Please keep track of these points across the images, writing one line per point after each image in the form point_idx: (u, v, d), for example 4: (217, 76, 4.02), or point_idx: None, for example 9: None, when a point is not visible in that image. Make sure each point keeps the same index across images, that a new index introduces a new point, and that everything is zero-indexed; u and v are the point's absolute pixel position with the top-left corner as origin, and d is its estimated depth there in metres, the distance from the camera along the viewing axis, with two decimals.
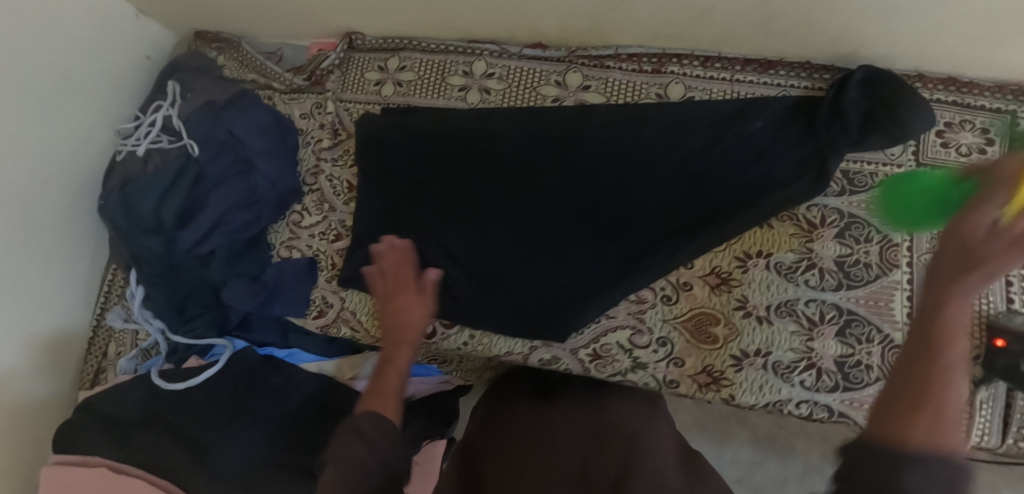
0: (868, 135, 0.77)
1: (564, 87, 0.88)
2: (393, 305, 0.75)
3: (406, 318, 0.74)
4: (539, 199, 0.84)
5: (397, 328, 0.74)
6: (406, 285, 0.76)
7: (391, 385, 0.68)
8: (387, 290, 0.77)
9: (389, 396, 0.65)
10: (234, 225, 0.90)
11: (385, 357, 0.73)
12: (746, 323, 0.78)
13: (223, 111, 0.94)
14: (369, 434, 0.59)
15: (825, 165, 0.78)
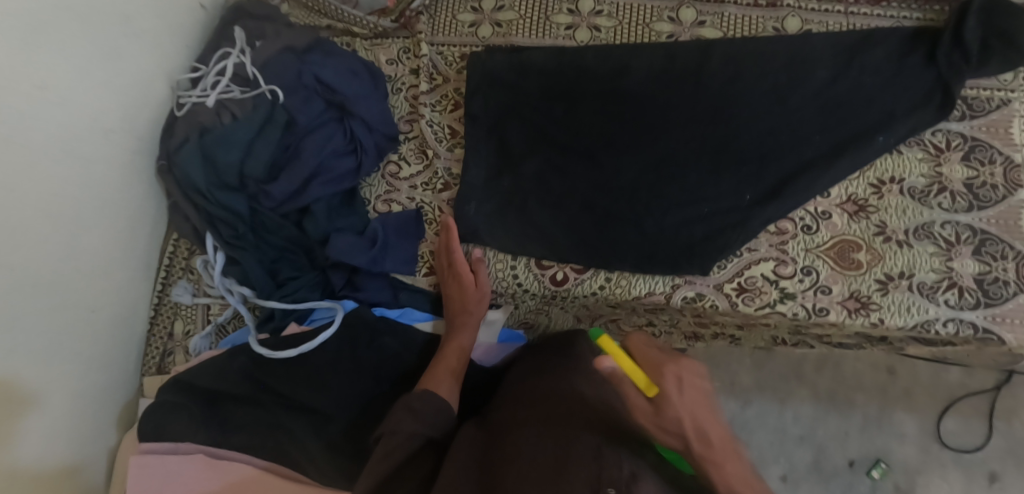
0: (985, 62, 0.79)
1: (678, 22, 0.86)
2: (448, 288, 0.82)
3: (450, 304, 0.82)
4: (668, 135, 0.82)
5: (448, 309, 0.82)
6: (454, 271, 0.81)
7: (447, 359, 0.78)
8: (446, 272, 0.82)
9: (447, 369, 0.76)
10: (335, 173, 0.84)
11: (444, 338, 0.82)
12: (888, 248, 0.78)
13: (309, 56, 0.88)
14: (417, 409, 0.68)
15: (949, 88, 0.79)
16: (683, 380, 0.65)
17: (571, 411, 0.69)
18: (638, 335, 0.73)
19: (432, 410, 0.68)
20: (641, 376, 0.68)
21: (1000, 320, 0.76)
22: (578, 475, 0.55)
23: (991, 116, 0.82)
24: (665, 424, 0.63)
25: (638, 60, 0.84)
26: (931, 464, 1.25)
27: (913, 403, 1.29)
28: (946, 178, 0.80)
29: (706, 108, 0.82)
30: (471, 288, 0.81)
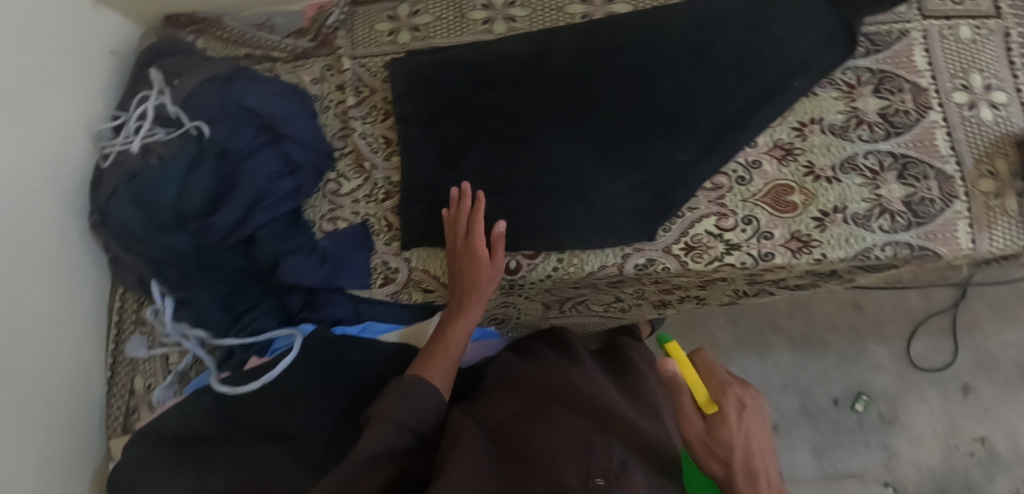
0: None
1: (589, 3, 0.89)
2: (460, 262, 0.79)
3: (459, 281, 0.79)
4: (596, 112, 0.84)
5: (457, 285, 0.79)
6: (470, 242, 0.77)
7: (449, 344, 0.76)
8: (460, 244, 0.79)
9: (447, 357, 0.75)
10: (277, 197, 0.82)
11: (447, 317, 0.80)
12: (819, 186, 0.81)
13: (231, 85, 0.86)
14: (416, 397, 0.67)
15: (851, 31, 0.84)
16: (747, 406, 0.62)
17: (563, 408, 0.75)
18: (704, 352, 0.68)
19: (430, 401, 0.69)
20: (703, 392, 0.63)
21: (933, 236, 0.80)
22: (572, 467, 0.63)
23: (894, 47, 0.86)
24: (716, 449, 0.60)
25: (558, 46, 0.86)
26: (907, 388, 1.35)
27: (883, 332, 1.38)
28: (861, 111, 0.84)
29: (631, 80, 0.84)
30: (485, 263, 0.77)
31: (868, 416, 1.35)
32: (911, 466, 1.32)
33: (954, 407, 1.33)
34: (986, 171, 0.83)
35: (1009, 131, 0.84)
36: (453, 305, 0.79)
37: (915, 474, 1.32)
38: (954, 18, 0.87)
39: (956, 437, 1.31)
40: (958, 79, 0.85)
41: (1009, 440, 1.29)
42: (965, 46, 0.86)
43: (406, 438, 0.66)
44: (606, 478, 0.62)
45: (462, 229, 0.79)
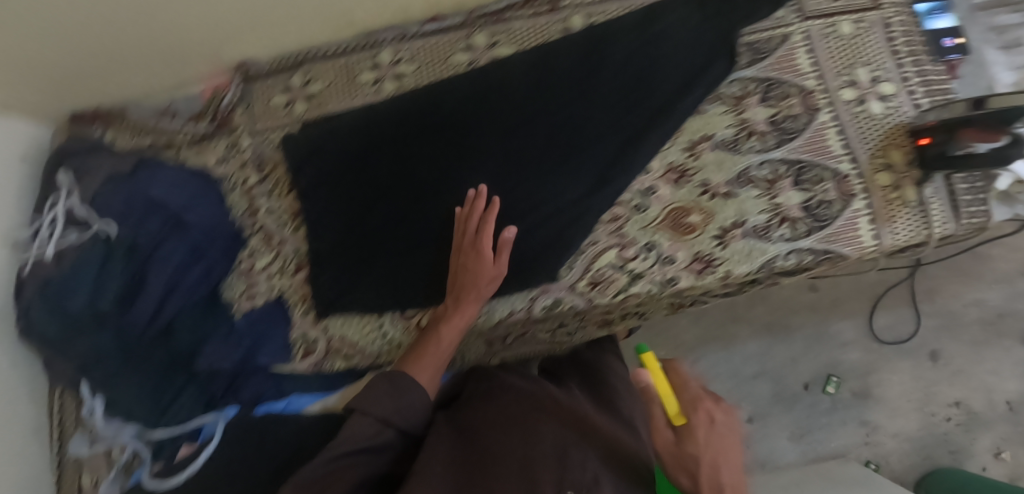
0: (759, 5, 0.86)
1: (473, 50, 0.90)
2: (465, 260, 0.80)
3: (463, 279, 0.79)
4: (490, 156, 0.85)
5: (457, 284, 0.80)
6: (479, 240, 0.78)
7: (442, 343, 0.78)
8: (466, 243, 0.80)
9: (438, 356, 0.77)
10: (187, 285, 0.84)
11: (442, 313, 0.81)
12: (715, 203, 0.82)
13: (131, 178, 0.85)
14: (403, 397, 0.70)
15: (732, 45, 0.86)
16: (718, 424, 0.52)
17: (545, 416, 0.72)
18: (678, 367, 0.57)
19: (414, 400, 0.71)
20: (673, 402, 0.54)
21: (833, 238, 0.81)
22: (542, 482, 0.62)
23: (777, 53, 0.87)
24: (685, 465, 0.51)
25: (448, 98, 0.87)
26: (877, 362, 1.33)
27: (845, 308, 1.35)
28: (750, 122, 0.84)
29: (522, 122, 0.86)
30: (489, 265, 0.78)
31: (841, 395, 1.33)
32: (892, 438, 1.31)
33: (925, 374, 1.32)
34: (882, 164, 0.84)
35: (900, 121, 0.85)
36: (450, 302, 0.80)
37: (896, 444, 1.31)
38: (834, 15, 0.88)
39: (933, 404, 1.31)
40: (843, 76, 0.86)
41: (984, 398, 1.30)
42: (848, 42, 0.87)
43: (388, 435, 0.69)
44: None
45: (471, 228, 0.80)
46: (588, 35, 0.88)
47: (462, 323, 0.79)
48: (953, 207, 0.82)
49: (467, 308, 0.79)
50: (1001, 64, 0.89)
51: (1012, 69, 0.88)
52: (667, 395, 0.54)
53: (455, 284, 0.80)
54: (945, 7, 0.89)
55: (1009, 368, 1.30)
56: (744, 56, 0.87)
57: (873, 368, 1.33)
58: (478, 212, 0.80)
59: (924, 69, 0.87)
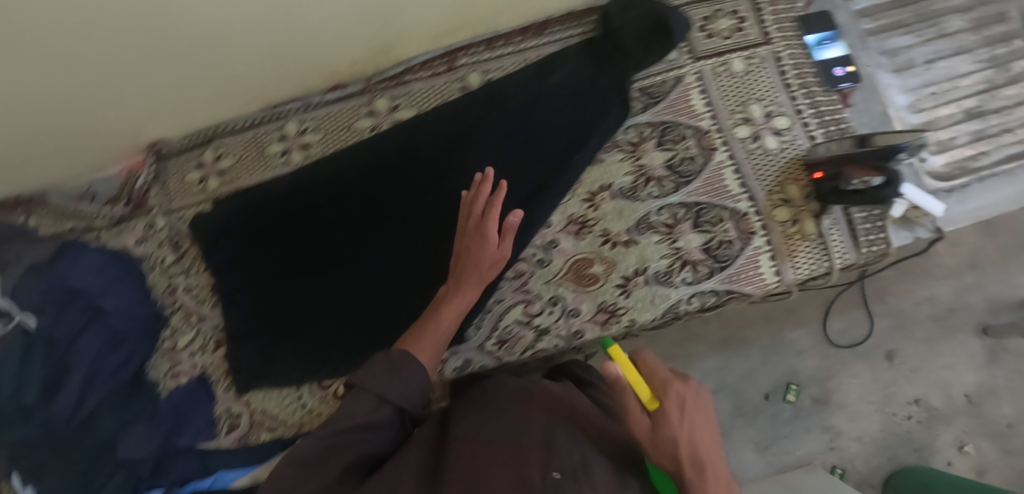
0: (647, 52, 0.86)
1: (375, 115, 0.91)
2: (469, 242, 0.78)
3: (467, 259, 0.78)
4: (397, 219, 0.87)
5: (460, 265, 0.79)
6: (483, 224, 0.78)
7: (443, 322, 0.75)
8: (473, 220, 0.79)
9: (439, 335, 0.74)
10: (108, 370, 0.84)
11: (444, 295, 0.78)
12: (617, 252, 0.83)
13: (47, 268, 0.83)
14: (402, 374, 0.64)
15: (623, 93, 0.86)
16: (689, 404, 0.52)
17: (539, 407, 0.62)
18: (646, 355, 0.56)
19: (410, 387, 0.65)
20: (646, 388, 0.53)
21: (736, 278, 0.82)
22: (522, 466, 0.50)
23: (671, 96, 0.88)
24: (661, 446, 0.50)
25: (352, 166, 0.89)
26: (835, 367, 1.18)
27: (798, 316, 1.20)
28: (647, 169, 0.86)
29: (426, 183, 0.87)
30: (492, 248, 0.77)
31: (801, 402, 1.17)
32: (855, 442, 1.15)
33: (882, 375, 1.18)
34: (780, 200, 0.84)
35: (796, 154, 0.86)
36: (451, 284, 0.78)
37: (860, 448, 1.15)
38: (725, 54, 0.90)
39: (892, 404, 1.16)
40: (738, 114, 0.87)
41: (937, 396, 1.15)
42: (740, 79, 0.89)
43: (387, 414, 0.62)
44: (563, 472, 0.50)
45: (478, 206, 0.79)
46: (485, 92, 0.89)
47: (464, 302, 0.76)
48: (853, 236, 0.83)
49: (465, 288, 0.77)
50: (895, 88, 0.90)
51: (906, 91, 0.90)
52: (638, 383, 0.53)
53: (457, 265, 0.79)
54: (834, 36, 0.91)
55: (966, 360, 1.17)
56: (638, 102, 0.88)
57: (832, 371, 1.18)
58: (483, 195, 0.79)
59: (816, 100, 0.88)
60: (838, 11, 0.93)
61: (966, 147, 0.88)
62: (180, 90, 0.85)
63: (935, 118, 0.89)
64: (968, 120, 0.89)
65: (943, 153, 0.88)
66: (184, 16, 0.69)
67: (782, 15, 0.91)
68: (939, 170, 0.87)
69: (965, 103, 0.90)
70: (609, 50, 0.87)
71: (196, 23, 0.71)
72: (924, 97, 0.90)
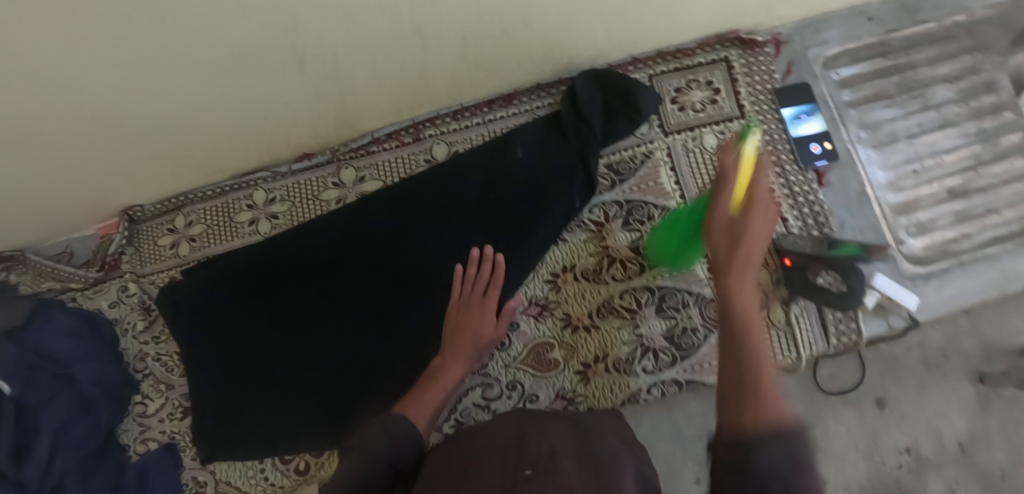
0: (615, 124, 0.86)
1: (342, 186, 0.91)
2: (468, 316, 0.80)
3: (466, 331, 0.79)
4: (356, 296, 0.85)
5: (456, 337, 0.79)
6: (486, 304, 0.81)
7: (435, 387, 0.74)
8: (472, 296, 0.81)
9: (432, 397, 0.73)
10: (73, 444, 0.84)
11: (437, 366, 0.78)
12: (577, 337, 0.82)
13: (22, 333, 0.86)
14: (391, 429, 0.57)
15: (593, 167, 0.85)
16: (767, 228, 0.49)
17: (518, 423, 0.55)
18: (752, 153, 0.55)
19: (411, 444, 0.58)
20: (746, 191, 0.52)
21: (697, 368, 0.80)
22: (494, 474, 0.42)
23: (640, 173, 0.86)
24: (739, 240, 0.48)
25: (314, 241, 0.88)
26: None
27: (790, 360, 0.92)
28: (612, 249, 0.84)
29: (386, 259, 0.86)
30: (491, 328, 0.80)
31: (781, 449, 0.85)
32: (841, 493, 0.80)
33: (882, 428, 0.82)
34: None
35: None
36: (445, 355, 0.78)
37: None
38: (697, 128, 0.87)
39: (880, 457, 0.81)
40: (707, 193, 0.85)
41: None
42: (711, 155, 0.86)
43: (382, 467, 0.54)
44: (535, 467, 0.42)
45: (477, 281, 0.82)
46: (448, 166, 0.88)
47: (459, 372, 0.76)
48: (822, 326, 0.81)
49: (461, 357, 0.78)
50: (875, 164, 0.87)
51: (886, 168, 0.87)
52: (739, 182, 0.52)
53: (453, 336, 0.79)
54: (813, 109, 0.87)
55: (958, 406, 0.82)
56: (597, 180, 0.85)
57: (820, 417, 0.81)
58: (484, 271, 0.82)
59: (789, 179, 0.85)
60: (817, 83, 0.89)
61: (947, 229, 0.85)
62: (141, 166, 0.85)
63: (916, 197, 0.86)
64: (950, 200, 0.85)
65: (924, 235, 0.85)
66: (136, 103, 0.70)
67: (759, 87, 0.88)
68: (918, 254, 0.84)
69: (949, 181, 0.86)
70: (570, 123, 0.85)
71: (150, 110, 0.72)
72: (906, 175, 0.87)
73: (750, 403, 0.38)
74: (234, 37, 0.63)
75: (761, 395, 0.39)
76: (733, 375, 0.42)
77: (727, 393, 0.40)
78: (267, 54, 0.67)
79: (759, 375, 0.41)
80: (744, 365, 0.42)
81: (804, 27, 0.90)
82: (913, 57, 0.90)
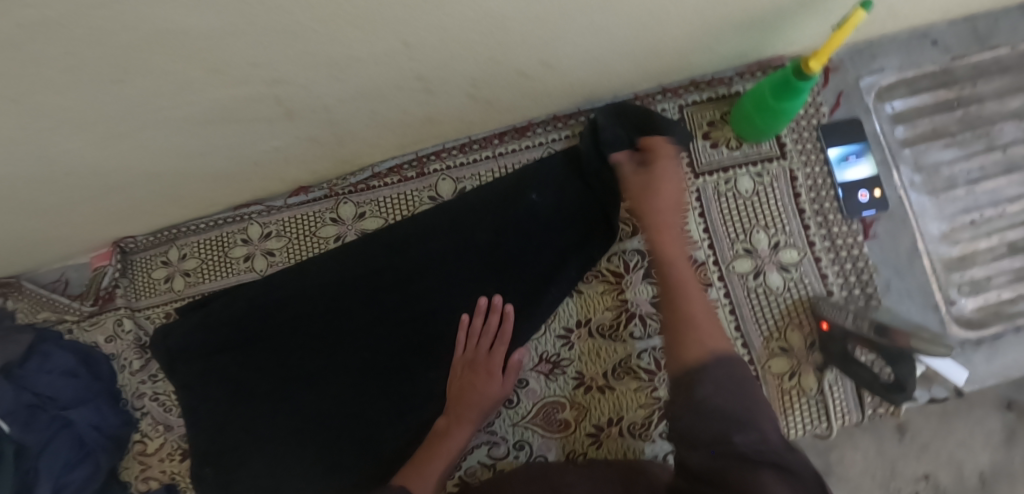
0: None
1: (340, 223, 0.85)
2: (474, 375, 0.75)
3: (472, 388, 0.74)
4: (357, 345, 0.81)
5: (461, 398, 0.74)
6: (492, 362, 0.75)
7: (438, 453, 0.71)
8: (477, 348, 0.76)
9: (437, 463, 0.70)
10: (75, 485, 0.83)
11: (441, 428, 0.74)
12: (591, 397, 0.77)
13: (19, 371, 0.83)
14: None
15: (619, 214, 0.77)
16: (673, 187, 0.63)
17: None
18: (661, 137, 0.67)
19: None
20: (830, 47, 0.57)
21: None
22: None
23: None
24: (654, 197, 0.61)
25: (311, 286, 0.82)
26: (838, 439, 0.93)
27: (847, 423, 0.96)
28: (632, 303, 0.78)
29: (391, 309, 0.80)
30: (497, 387, 0.75)
31: None
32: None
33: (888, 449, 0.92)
34: (778, 348, 0.75)
35: (804, 295, 0.76)
36: (450, 417, 0.74)
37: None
38: (731, 168, 0.79)
39: (896, 485, 0.90)
40: (739, 243, 0.77)
41: (945, 477, 0.90)
42: (744, 201, 0.78)
43: None
44: None
45: (481, 334, 0.76)
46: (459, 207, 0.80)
47: (464, 437, 0.72)
48: (858, 395, 0.75)
49: (467, 418, 0.73)
50: (928, 214, 0.78)
51: (941, 218, 0.78)
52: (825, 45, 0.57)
53: (457, 392, 0.75)
54: (864, 149, 0.78)
55: (981, 439, 0.90)
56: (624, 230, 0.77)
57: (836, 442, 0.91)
58: (492, 322, 0.76)
59: (832, 230, 0.77)
60: (869, 119, 0.79)
61: (1003, 289, 0.77)
62: (127, 205, 0.79)
63: (971, 252, 0.78)
64: (1010, 256, 0.77)
65: (978, 295, 0.77)
66: (113, 155, 0.64)
67: (803, 122, 0.79)
68: (970, 316, 0.77)
69: (1010, 235, 0.77)
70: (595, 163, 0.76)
71: (130, 161, 0.66)
72: (962, 227, 0.78)
73: (694, 344, 0.50)
74: (212, 93, 0.56)
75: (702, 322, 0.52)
76: (679, 327, 0.52)
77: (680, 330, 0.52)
78: (251, 106, 0.60)
79: (699, 322, 0.52)
80: (675, 293, 0.56)
81: (858, 52, 0.80)
82: (980, 88, 0.79)
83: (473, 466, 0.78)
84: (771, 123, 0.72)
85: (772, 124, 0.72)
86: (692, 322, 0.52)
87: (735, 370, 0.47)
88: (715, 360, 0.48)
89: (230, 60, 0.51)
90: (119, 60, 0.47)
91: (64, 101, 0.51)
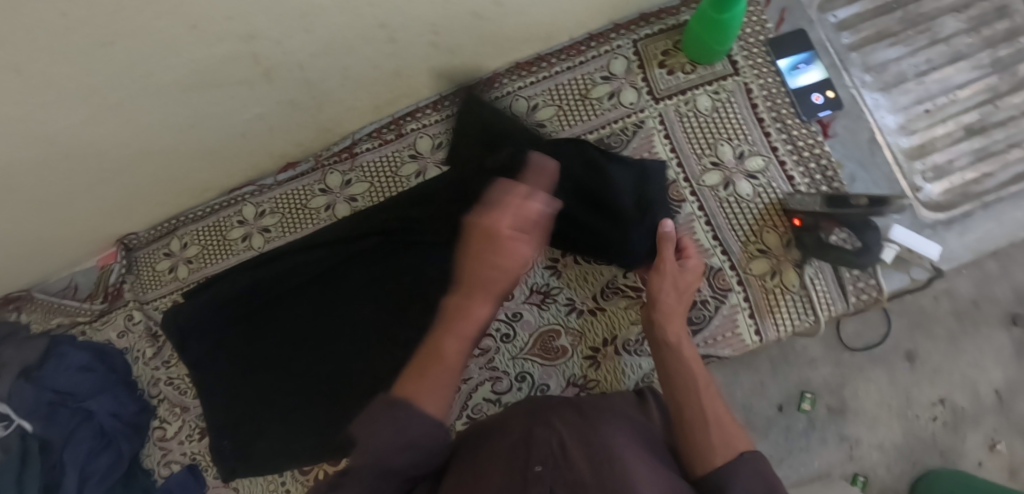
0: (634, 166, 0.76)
1: (330, 192, 0.90)
2: (487, 247, 0.60)
3: (476, 309, 0.58)
4: (359, 305, 0.86)
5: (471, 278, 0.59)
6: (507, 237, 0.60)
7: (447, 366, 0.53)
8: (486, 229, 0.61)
9: (447, 380, 0.52)
10: (99, 474, 0.86)
11: (453, 305, 0.59)
12: (583, 321, 0.80)
13: (37, 372, 0.89)
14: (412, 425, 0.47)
15: (629, 198, 0.74)
16: (686, 271, 0.71)
17: (537, 417, 0.58)
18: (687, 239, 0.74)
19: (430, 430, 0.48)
20: None
21: (711, 341, 0.77)
22: (509, 471, 0.49)
23: (632, 145, 0.83)
24: (678, 282, 0.70)
25: (304, 257, 0.86)
26: (850, 374, 0.97)
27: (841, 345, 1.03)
28: None
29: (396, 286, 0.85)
30: (508, 260, 0.60)
31: (817, 411, 0.96)
32: (876, 450, 0.94)
33: (901, 379, 0.96)
34: (757, 251, 0.78)
35: (774, 198, 0.79)
36: (461, 293, 0.59)
37: (881, 457, 0.95)
38: (689, 90, 0.83)
39: (915, 411, 0.95)
40: (706, 157, 0.81)
41: (964, 398, 0.95)
42: (705, 118, 0.82)
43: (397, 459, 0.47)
44: (544, 466, 0.48)
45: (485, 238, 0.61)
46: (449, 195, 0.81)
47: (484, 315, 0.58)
48: (839, 285, 0.77)
49: (472, 339, 0.57)
50: (883, 109, 0.81)
51: (895, 111, 0.81)
52: None
53: (457, 312, 0.57)
54: (811, 57, 0.82)
55: (995, 355, 0.96)
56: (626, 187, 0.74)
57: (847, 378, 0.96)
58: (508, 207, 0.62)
59: (792, 134, 0.80)
60: (813, 28, 0.84)
61: (966, 170, 0.79)
62: (126, 195, 0.84)
63: (930, 139, 0.80)
64: (968, 138, 0.80)
65: (942, 179, 0.79)
66: (107, 133, 0.69)
67: (751, 40, 0.83)
68: (937, 199, 0.79)
69: (965, 118, 0.80)
70: (575, 151, 0.75)
71: (124, 138, 0.71)
72: (917, 116, 0.81)
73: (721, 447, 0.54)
74: (194, 53, 0.61)
75: (720, 430, 0.56)
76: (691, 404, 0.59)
77: (699, 428, 0.56)
78: (231, 66, 0.65)
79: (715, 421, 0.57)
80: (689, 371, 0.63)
81: None
82: None
83: (479, 404, 0.80)
84: (722, 37, 0.76)
85: (726, 36, 0.76)
86: (713, 422, 0.56)
87: (766, 471, 0.51)
88: (746, 461, 0.52)
89: (206, 14, 0.56)
90: (109, 18, 0.52)
91: (61, 68, 0.56)
